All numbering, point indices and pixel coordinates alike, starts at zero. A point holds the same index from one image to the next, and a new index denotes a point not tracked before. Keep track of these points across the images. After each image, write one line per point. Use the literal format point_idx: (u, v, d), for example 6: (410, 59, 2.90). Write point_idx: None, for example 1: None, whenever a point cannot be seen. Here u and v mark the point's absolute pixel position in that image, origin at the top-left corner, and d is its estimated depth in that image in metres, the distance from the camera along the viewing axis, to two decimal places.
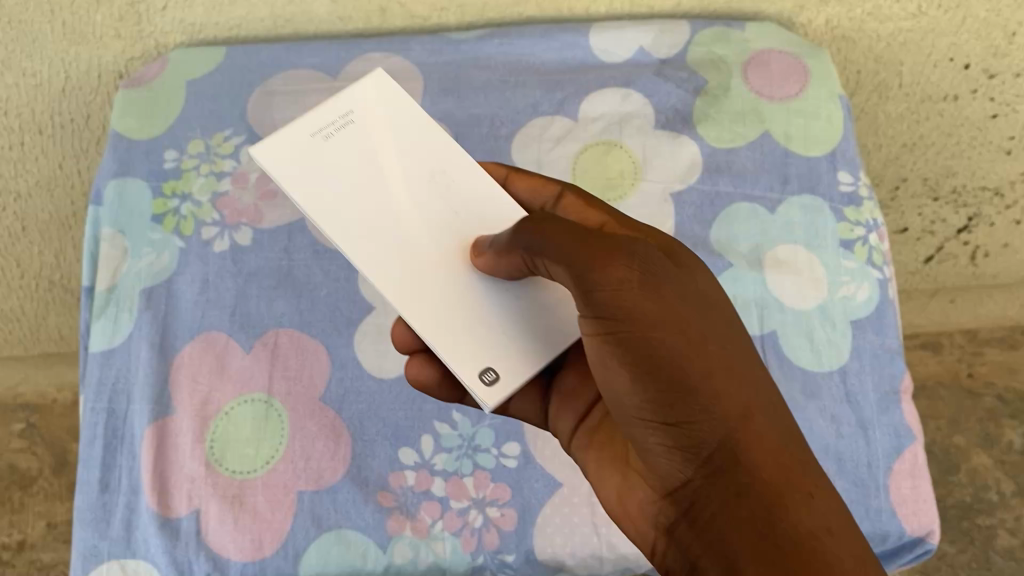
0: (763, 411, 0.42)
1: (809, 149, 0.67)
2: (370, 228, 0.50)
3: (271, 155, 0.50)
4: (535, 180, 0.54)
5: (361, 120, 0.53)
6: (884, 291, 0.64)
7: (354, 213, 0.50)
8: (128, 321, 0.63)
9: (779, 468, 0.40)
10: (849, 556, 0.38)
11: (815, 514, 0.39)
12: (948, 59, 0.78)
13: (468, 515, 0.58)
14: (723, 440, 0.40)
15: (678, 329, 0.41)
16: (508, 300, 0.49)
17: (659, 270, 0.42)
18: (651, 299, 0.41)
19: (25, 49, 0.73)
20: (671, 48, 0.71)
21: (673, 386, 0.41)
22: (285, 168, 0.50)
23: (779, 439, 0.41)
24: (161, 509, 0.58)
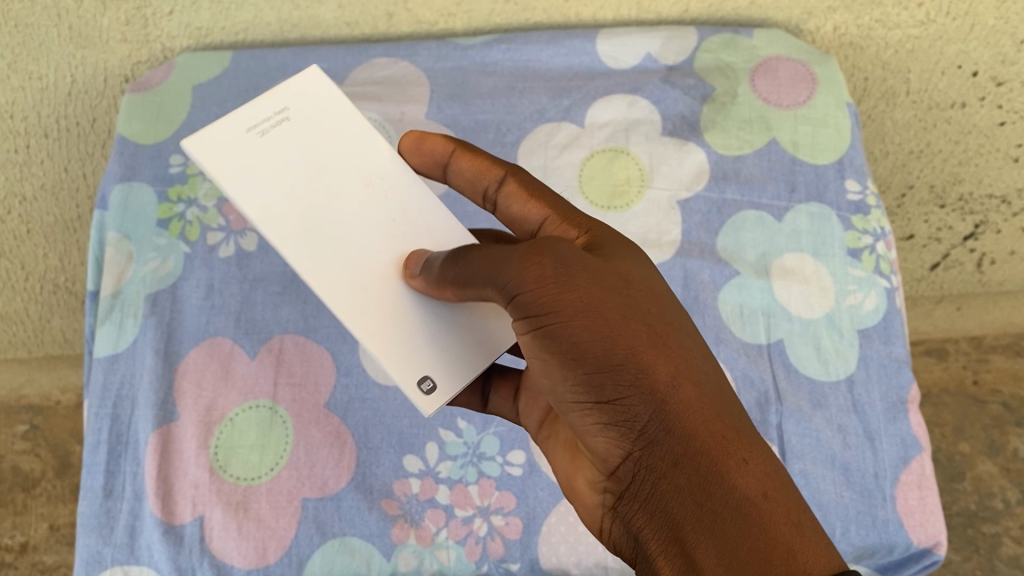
0: (694, 380, 0.40)
1: (816, 157, 0.67)
2: (307, 240, 0.46)
3: (204, 148, 0.45)
4: (480, 161, 0.50)
5: (301, 116, 0.48)
6: (891, 301, 0.64)
7: (291, 222, 0.46)
8: (133, 326, 0.63)
9: (712, 437, 0.39)
10: (784, 519, 0.38)
11: (750, 477, 0.38)
12: (955, 66, 0.77)
13: (473, 523, 0.58)
14: (655, 415, 0.39)
15: (600, 316, 0.39)
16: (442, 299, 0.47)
17: (575, 261, 0.40)
18: (570, 291, 0.39)
19: (32, 53, 0.73)
20: (679, 54, 0.71)
21: (601, 371, 0.39)
22: (218, 163, 0.45)
23: (713, 405, 0.40)
24: (164, 515, 0.58)
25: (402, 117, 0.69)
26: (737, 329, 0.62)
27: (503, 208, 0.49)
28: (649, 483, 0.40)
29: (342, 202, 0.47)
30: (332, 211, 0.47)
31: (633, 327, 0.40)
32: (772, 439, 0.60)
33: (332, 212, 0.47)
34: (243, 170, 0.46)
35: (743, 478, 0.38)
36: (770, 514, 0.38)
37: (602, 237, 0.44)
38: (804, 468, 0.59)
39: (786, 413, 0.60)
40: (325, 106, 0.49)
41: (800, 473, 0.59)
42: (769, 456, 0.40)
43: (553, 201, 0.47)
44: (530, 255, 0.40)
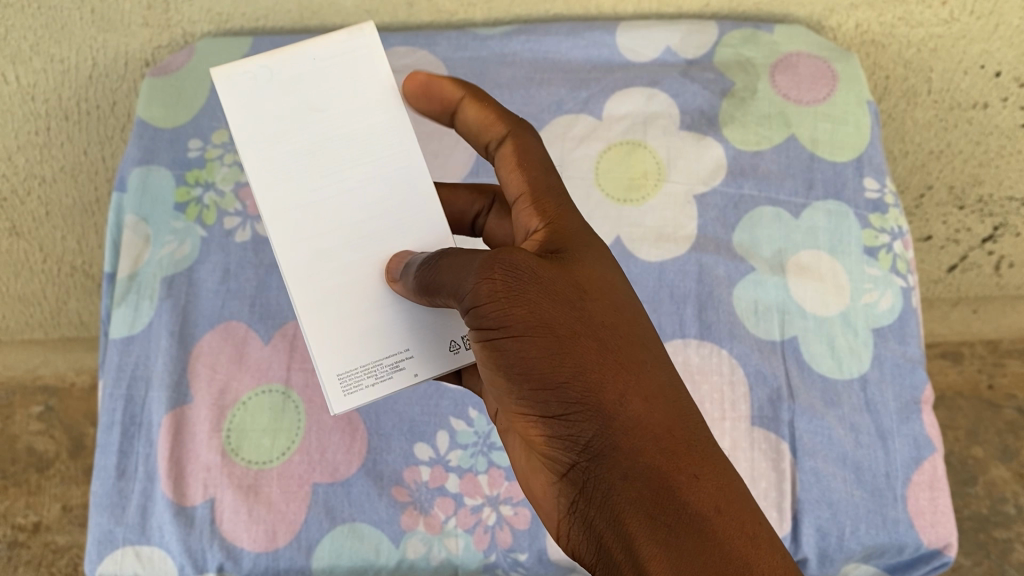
0: (644, 395, 0.39)
1: (835, 154, 0.67)
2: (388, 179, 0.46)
3: (361, 43, 0.46)
4: (485, 110, 0.49)
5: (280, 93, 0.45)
6: (907, 300, 0.64)
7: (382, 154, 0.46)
8: (149, 308, 0.63)
9: (662, 452, 0.38)
10: (739, 534, 0.38)
11: (701, 491, 0.38)
12: (978, 66, 0.77)
13: (482, 512, 0.58)
14: (602, 430, 0.39)
15: (548, 332, 0.39)
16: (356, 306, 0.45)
17: (530, 272, 0.40)
18: (519, 308, 0.39)
19: (54, 36, 0.74)
20: (698, 49, 0.71)
21: (548, 390, 0.39)
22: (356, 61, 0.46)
23: (660, 421, 0.39)
24: (176, 497, 0.58)
25: None
26: (752, 325, 0.62)
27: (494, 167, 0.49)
28: (601, 496, 0.39)
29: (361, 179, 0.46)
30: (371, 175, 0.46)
31: (583, 346, 0.39)
32: (784, 436, 0.59)
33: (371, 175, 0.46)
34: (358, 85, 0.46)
35: (695, 493, 0.38)
36: (724, 531, 0.37)
37: (569, 241, 0.44)
38: (816, 466, 0.59)
39: (799, 410, 0.60)
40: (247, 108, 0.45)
41: (812, 471, 0.59)
42: (722, 467, 0.39)
43: (535, 179, 0.47)
44: (484, 272, 0.39)
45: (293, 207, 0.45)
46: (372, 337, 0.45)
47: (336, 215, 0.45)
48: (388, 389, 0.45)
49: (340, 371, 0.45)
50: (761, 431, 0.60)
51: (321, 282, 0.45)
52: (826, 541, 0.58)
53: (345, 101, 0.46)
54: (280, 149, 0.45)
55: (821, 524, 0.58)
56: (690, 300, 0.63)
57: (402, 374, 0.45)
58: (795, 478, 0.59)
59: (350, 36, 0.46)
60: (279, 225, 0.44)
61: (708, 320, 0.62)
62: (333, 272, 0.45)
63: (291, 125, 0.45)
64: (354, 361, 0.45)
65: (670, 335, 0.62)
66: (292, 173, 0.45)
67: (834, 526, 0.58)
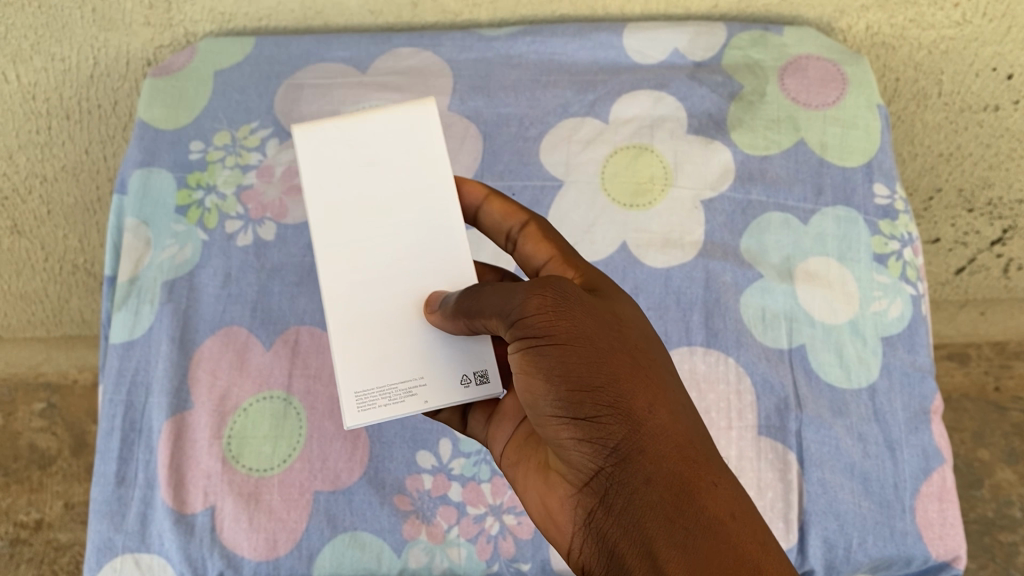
0: (673, 408, 0.38)
1: (845, 159, 0.66)
2: (433, 242, 0.47)
3: (420, 116, 0.48)
4: (509, 205, 0.50)
5: (346, 155, 0.47)
6: (917, 308, 0.63)
7: (431, 219, 0.47)
8: (149, 313, 0.63)
9: (684, 458, 0.37)
10: (754, 541, 0.35)
11: (721, 498, 0.36)
12: (990, 69, 0.76)
13: (485, 522, 0.58)
14: (632, 433, 0.37)
15: (589, 343, 0.38)
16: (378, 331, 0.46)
17: (573, 294, 0.40)
18: (562, 319, 0.39)
19: (55, 35, 0.73)
20: (706, 51, 0.70)
21: (583, 391, 0.38)
22: (416, 132, 0.48)
23: (690, 433, 0.38)
24: (176, 505, 0.58)
25: None
26: (759, 333, 0.61)
27: (519, 254, 0.49)
28: (624, 498, 0.37)
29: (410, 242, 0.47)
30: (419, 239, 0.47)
31: (619, 357, 0.38)
32: (791, 446, 0.59)
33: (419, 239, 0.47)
34: (416, 154, 0.48)
35: (715, 499, 0.36)
36: (739, 536, 0.35)
37: (599, 284, 0.44)
38: (823, 476, 0.58)
39: (806, 420, 0.59)
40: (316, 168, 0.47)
41: (819, 482, 0.58)
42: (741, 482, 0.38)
43: (564, 246, 0.48)
44: (530, 288, 0.39)
45: (343, 252, 0.46)
46: (391, 361, 0.45)
47: (381, 266, 0.46)
48: (398, 411, 0.44)
49: (356, 389, 0.45)
50: (767, 441, 0.59)
51: (355, 321, 0.46)
52: (832, 553, 0.57)
53: (403, 169, 0.47)
54: (341, 210, 0.47)
55: (828, 536, 0.57)
56: (696, 307, 0.62)
57: (413, 399, 0.45)
58: (802, 489, 0.58)
59: (411, 108, 0.48)
60: (327, 267, 0.46)
61: (715, 328, 0.61)
62: (373, 320, 0.46)
63: (352, 182, 0.47)
64: (370, 380, 0.45)
65: (676, 343, 0.61)
66: (349, 234, 0.46)
67: (840, 538, 0.57)
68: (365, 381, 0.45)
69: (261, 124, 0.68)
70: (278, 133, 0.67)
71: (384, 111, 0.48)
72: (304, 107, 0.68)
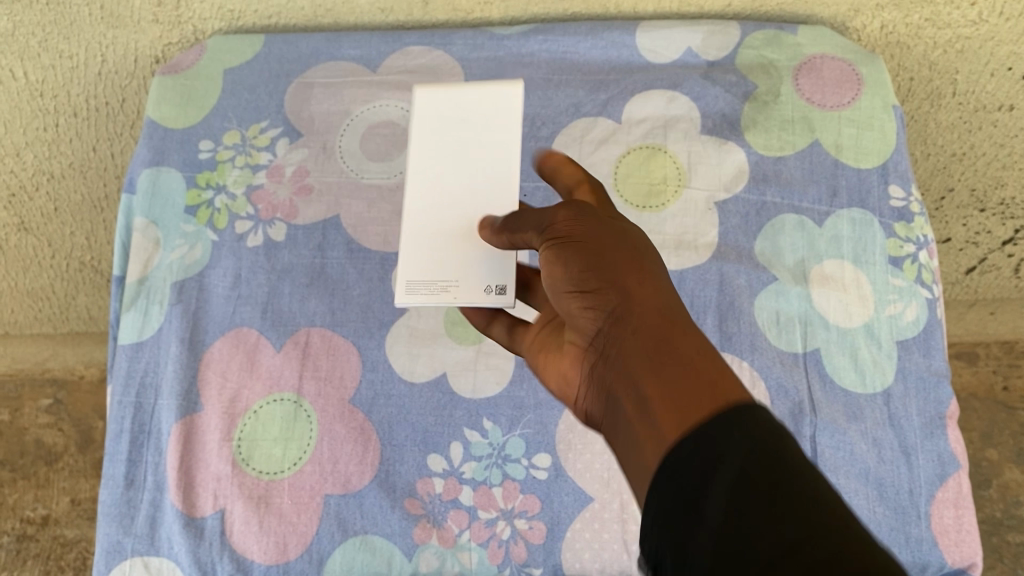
0: (662, 288, 0.38)
1: (860, 161, 0.65)
2: (500, 196, 0.52)
3: (511, 94, 0.55)
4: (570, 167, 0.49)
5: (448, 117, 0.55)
6: (932, 312, 0.62)
7: (503, 174, 0.53)
8: (158, 314, 0.62)
9: (660, 316, 0.37)
10: (723, 378, 0.33)
11: (696, 348, 0.35)
12: (1005, 68, 0.75)
13: (496, 526, 0.57)
14: (623, 299, 0.38)
15: (596, 241, 0.40)
16: (426, 230, 0.52)
17: (592, 210, 0.42)
18: (578, 224, 0.41)
19: (63, 32, 0.73)
20: (720, 50, 0.69)
21: (588, 271, 0.39)
22: (505, 106, 0.55)
23: (674, 303, 0.38)
24: (186, 508, 0.58)
25: None
26: (774, 336, 0.61)
27: None
28: (618, 357, 0.37)
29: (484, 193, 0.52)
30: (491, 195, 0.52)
31: (619, 248, 0.40)
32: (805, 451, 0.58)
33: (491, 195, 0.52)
34: (502, 121, 0.54)
35: (689, 346, 0.35)
36: (706, 371, 0.34)
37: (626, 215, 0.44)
38: (837, 482, 0.58)
39: (821, 425, 0.59)
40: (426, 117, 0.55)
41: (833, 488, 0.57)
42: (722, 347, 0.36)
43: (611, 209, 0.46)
44: (560, 206, 0.43)
45: (429, 186, 0.53)
46: (438, 265, 0.51)
47: (457, 205, 0.52)
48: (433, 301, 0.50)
49: (407, 276, 0.51)
50: None
51: (421, 233, 0.52)
52: None
53: (493, 132, 0.54)
54: (435, 156, 0.54)
55: None
56: (711, 310, 0.61)
57: (447, 295, 0.50)
58: None
59: (507, 88, 0.55)
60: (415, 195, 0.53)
61: (729, 331, 0.61)
62: (440, 247, 0.51)
63: (447, 136, 0.54)
64: (420, 268, 0.51)
65: None
66: (438, 175, 0.53)
67: None
68: (411, 262, 0.51)
69: (271, 123, 0.67)
70: (288, 133, 0.67)
71: (495, 84, 0.55)
72: (313, 106, 0.67)
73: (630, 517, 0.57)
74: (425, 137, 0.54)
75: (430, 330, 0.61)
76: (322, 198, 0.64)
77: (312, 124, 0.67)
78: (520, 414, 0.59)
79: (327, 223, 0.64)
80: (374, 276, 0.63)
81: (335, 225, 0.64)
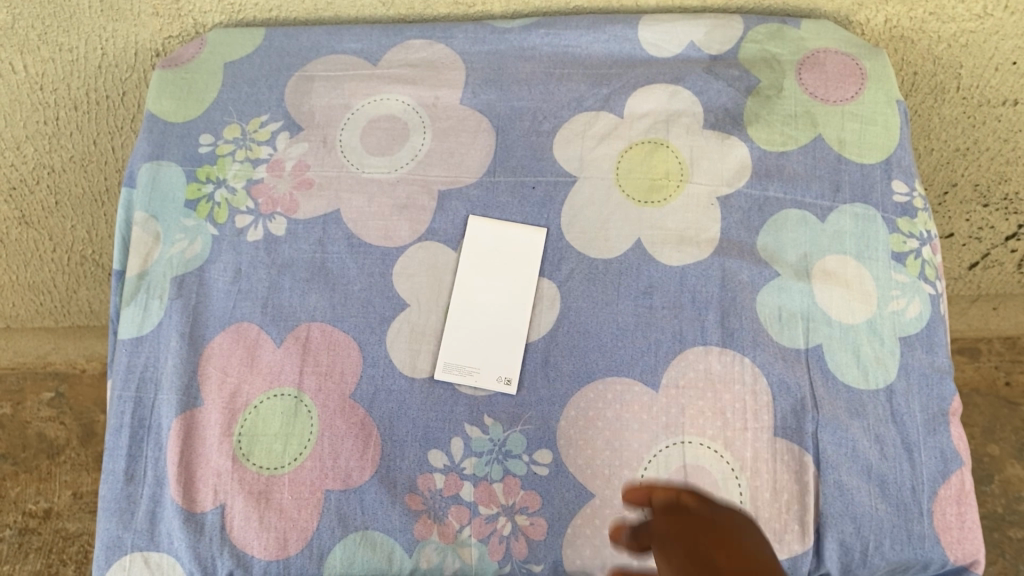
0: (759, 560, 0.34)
1: (863, 155, 0.65)
2: (519, 312, 0.61)
3: (532, 232, 0.63)
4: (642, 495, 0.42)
5: (477, 261, 0.63)
6: (935, 308, 0.62)
7: (522, 295, 0.62)
8: (158, 309, 0.62)
9: None
10: None
11: None
12: (1010, 63, 0.75)
13: (497, 522, 0.57)
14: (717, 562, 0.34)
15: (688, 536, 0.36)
16: (455, 339, 0.61)
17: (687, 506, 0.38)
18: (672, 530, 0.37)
19: (62, 24, 0.72)
20: (723, 44, 0.69)
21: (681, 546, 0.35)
22: (527, 245, 0.63)
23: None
24: (186, 503, 0.58)
25: (436, 102, 0.67)
26: (776, 332, 0.60)
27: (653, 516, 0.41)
28: None
29: (507, 316, 0.61)
30: (514, 307, 0.61)
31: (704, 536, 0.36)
32: (808, 448, 0.58)
33: (515, 306, 0.61)
34: (523, 264, 0.62)
35: None
36: None
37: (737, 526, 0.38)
38: (840, 479, 0.57)
39: (823, 422, 0.58)
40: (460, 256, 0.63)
41: (835, 484, 0.57)
42: None
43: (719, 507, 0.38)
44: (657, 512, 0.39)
45: (458, 327, 0.61)
46: (469, 356, 0.60)
47: (481, 331, 0.61)
48: (467, 379, 0.60)
49: (448, 355, 0.60)
50: (784, 442, 0.58)
51: (450, 364, 0.60)
52: (848, 556, 0.57)
53: (515, 271, 0.62)
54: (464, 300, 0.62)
55: (844, 539, 0.57)
56: (713, 306, 0.60)
57: (472, 377, 0.60)
58: (818, 492, 0.57)
59: (530, 228, 0.63)
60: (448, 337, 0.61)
61: (731, 328, 0.60)
62: (470, 353, 0.60)
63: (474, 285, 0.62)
64: (454, 351, 0.60)
65: (692, 342, 0.60)
66: (463, 316, 0.61)
67: (857, 541, 0.57)
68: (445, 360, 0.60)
69: (271, 117, 0.67)
70: (288, 126, 0.67)
71: (519, 228, 0.63)
72: (314, 100, 0.67)
73: (631, 513, 0.57)
74: (457, 281, 0.62)
75: (430, 326, 0.61)
76: (322, 192, 0.64)
77: (313, 117, 0.67)
78: (521, 411, 0.59)
79: (327, 217, 0.63)
80: (374, 271, 0.62)
81: (335, 220, 0.63)
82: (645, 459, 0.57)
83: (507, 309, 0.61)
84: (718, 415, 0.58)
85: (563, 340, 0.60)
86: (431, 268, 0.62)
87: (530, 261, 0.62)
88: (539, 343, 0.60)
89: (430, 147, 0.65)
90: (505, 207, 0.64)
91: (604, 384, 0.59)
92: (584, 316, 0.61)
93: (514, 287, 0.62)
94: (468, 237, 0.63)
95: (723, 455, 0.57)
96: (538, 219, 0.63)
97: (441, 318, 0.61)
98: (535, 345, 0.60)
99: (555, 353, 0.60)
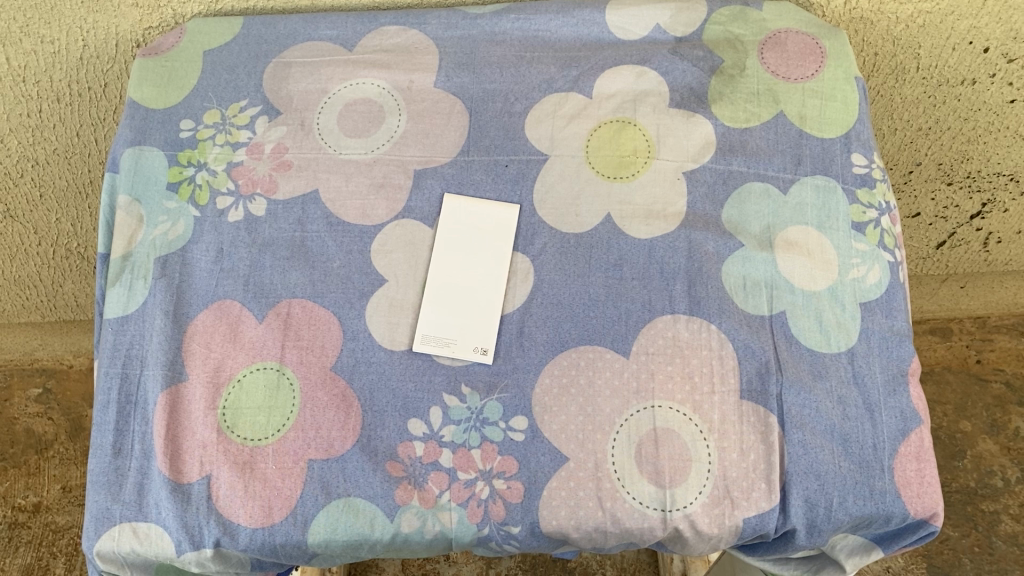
0: None
1: (823, 130, 0.67)
2: (492, 285, 0.63)
3: (503, 209, 0.65)
4: None
5: (453, 238, 0.65)
6: (894, 275, 0.65)
7: (494, 269, 0.64)
8: (142, 289, 0.64)
9: None
10: None
11: None
12: (967, 42, 0.77)
13: (476, 486, 0.60)
14: None
15: None
16: (433, 314, 0.63)
17: None
18: None
19: (43, 17, 0.72)
20: (687, 26, 0.71)
21: None
22: (499, 221, 0.65)
23: None
24: (173, 474, 0.60)
25: (411, 85, 0.69)
26: (740, 300, 0.62)
27: None
28: None
29: (481, 289, 0.63)
30: (488, 282, 0.63)
31: None
32: (772, 409, 0.60)
33: (488, 280, 0.63)
34: (496, 238, 0.64)
35: None
36: None
37: None
38: (803, 438, 0.59)
39: (787, 384, 0.60)
40: (437, 234, 0.65)
41: (800, 443, 0.59)
42: None
43: None
44: None
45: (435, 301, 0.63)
46: (446, 328, 0.62)
47: (457, 304, 0.63)
48: (444, 351, 0.62)
49: (427, 329, 0.62)
50: (749, 404, 0.60)
51: (428, 337, 0.62)
52: (814, 511, 0.59)
53: (488, 246, 0.64)
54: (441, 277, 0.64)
55: (810, 495, 0.59)
56: (679, 276, 0.63)
57: (449, 348, 0.62)
58: (783, 451, 0.59)
59: (502, 206, 0.65)
60: (427, 311, 0.63)
61: (698, 296, 0.62)
62: (448, 325, 0.62)
63: (451, 261, 0.64)
64: (432, 326, 0.62)
65: (660, 311, 0.62)
66: (440, 292, 0.63)
67: (822, 498, 0.59)
68: (424, 333, 0.62)
69: (250, 102, 0.69)
70: (267, 112, 0.68)
71: (491, 205, 0.65)
72: (291, 86, 0.69)
73: (604, 475, 0.59)
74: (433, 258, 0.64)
75: (408, 300, 0.63)
76: (301, 173, 0.66)
77: (291, 102, 0.68)
78: (497, 379, 0.61)
79: (307, 198, 0.65)
80: (353, 248, 0.64)
81: (314, 200, 0.65)
82: (616, 423, 0.60)
83: (482, 282, 0.63)
84: (686, 379, 0.60)
85: (536, 311, 0.62)
86: (409, 245, 0.64)
87: (501, 236, 0.64)
88: (513, 315, 0.63)
89: (405, 128, 0.67)
90: (479, 185, 0.66)
91: (577, 352, 0.61)
92: (557, 289, 0.63)
93: (488, 262, 0.64)
94: (445, 214, 0.65)
95: (691, 418, 0.59)
96: (512, 197, 0.65)
97: (418, 293, 0.63)
98: (510, 317, 0.62)
99: (529, 324, 0.62)
